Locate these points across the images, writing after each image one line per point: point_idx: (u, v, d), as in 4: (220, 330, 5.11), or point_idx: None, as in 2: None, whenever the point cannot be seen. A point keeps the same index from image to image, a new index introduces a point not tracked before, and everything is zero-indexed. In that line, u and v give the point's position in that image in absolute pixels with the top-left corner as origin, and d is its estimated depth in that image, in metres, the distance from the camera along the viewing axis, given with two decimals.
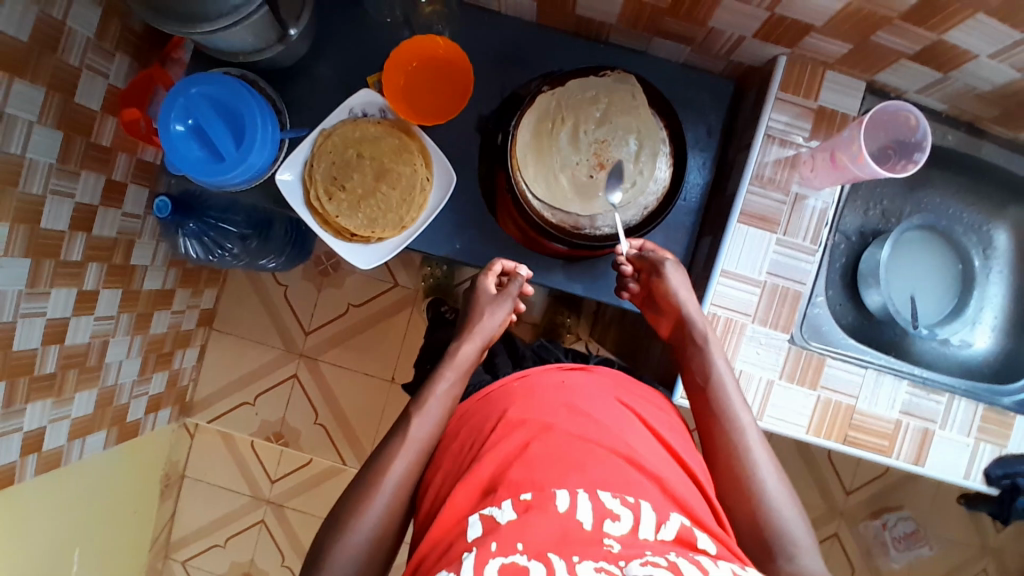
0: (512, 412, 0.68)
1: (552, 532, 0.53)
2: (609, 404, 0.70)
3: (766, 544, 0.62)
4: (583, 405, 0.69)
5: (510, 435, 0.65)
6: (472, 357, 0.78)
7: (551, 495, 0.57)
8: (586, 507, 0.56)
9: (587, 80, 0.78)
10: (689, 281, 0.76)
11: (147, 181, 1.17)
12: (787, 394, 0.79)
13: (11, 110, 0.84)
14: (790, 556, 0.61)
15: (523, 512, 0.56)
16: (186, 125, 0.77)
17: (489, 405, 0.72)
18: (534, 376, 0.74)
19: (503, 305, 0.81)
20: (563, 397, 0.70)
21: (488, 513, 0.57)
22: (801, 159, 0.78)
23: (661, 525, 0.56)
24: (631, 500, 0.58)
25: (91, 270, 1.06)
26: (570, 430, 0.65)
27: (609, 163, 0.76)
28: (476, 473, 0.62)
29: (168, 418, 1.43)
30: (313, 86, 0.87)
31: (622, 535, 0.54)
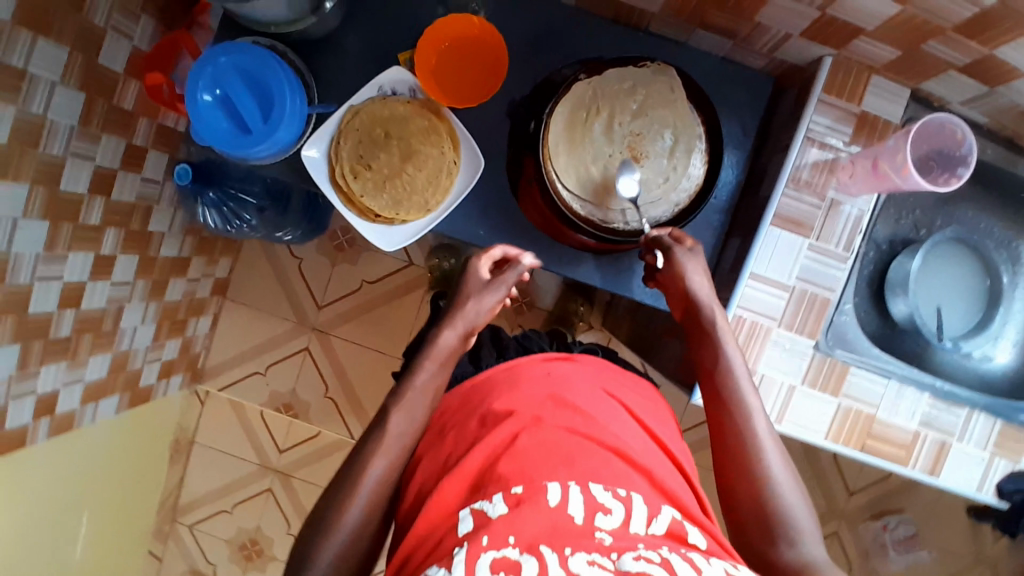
0: (498, 405, 0.68)
1: (544, 524, 0.54)
2: (600, 399, 0.71)
3: (770, 529, 0.62)
4: (569, 397, 0.69)
5: (500, 425, 0.66)
6: (451, 345, 0.76)
7: (542, 488, 0.58)
8: (577, 500, 0.57)
9: (626, 70, 0.76)
10: (705, 266, 0.73)
11: (168, 148, 1.16)
12: (807, 400, 0.78)
13: (34, 70, 0.83)
14: (793, 542, 0.61)
15: (514, 505, 0.56)
16: (214, 96, 0.75)
17: (475, 398, 0.72)
18: (520, 367, 0.74)
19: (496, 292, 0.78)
20: (552, 388, 0.71)
21: (479, 507, 0.59)
22: (839, 164, 0.76)
23: (653, 519, 0.58)
24: (623, 493, 0.59)
25: (108, 234, 1.06)
26: (560, 423, 0.65)
27: (642, 157, 0.75)
28: (467, 464, 0.63)
29: (179, 385, 1.44)
30: (341, 61, 0.83)
31: (613, 528, 0.56)
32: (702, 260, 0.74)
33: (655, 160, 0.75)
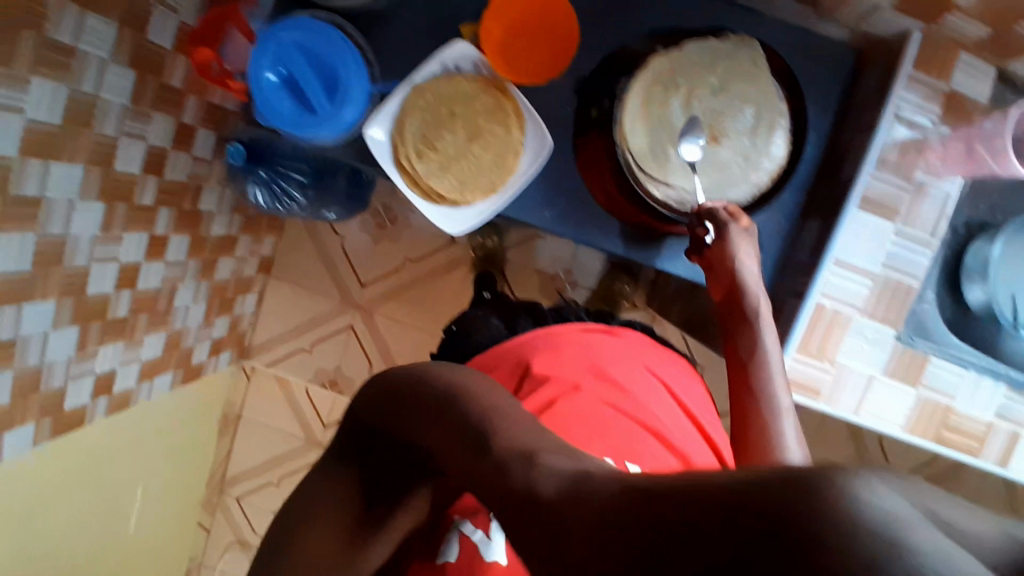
0: (540, 367, 0.78)
1: None
2: (637, 378, 0.81)
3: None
4: (608, 368, 0.80)
5: (541, 387, 0.75)
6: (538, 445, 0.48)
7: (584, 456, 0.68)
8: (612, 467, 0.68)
9: (704, 44, 0.72)
10: (754, 250, 0.69)
11: (216, 126, 1.15)
12: (885, 390, 0.76)
13: (84, 47, 0.82)
14: None
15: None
16: (278, 75, 0.73)
17: (512, 355, 0.80)
18: (558, 335, 0.83)
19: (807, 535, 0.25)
20: (591, 362, 0.80)
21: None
22: (928, 145, 0.72)
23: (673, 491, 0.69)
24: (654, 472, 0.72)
25: (161, 214, 1.07)
26: (598, 395, 0.76)
27: (720, 137, 0.72)
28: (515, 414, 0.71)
29: (227, 360, 1.46)
30: (400, 34, 0.80)
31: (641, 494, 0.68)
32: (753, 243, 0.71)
33: (734, 140, 0.72)
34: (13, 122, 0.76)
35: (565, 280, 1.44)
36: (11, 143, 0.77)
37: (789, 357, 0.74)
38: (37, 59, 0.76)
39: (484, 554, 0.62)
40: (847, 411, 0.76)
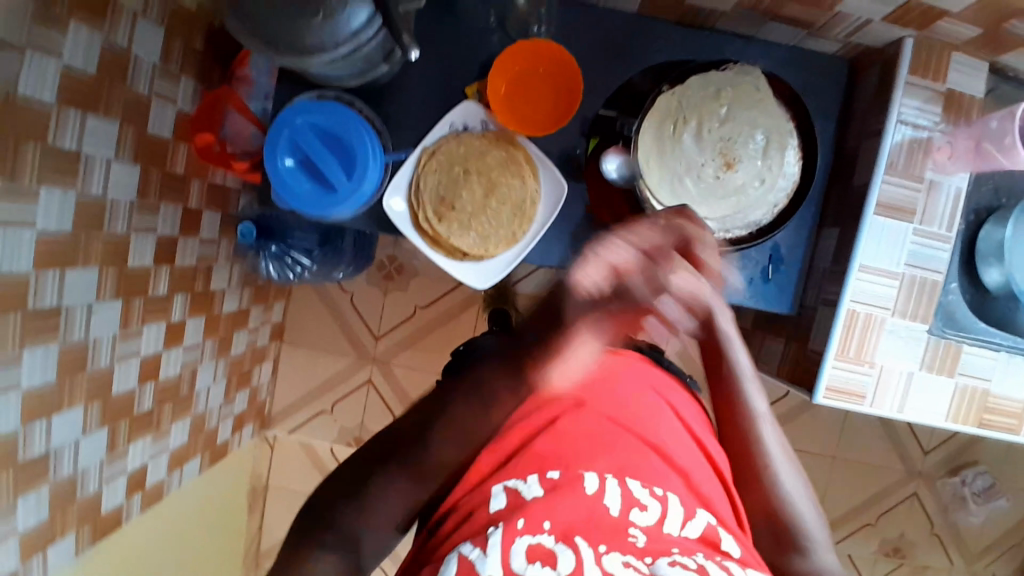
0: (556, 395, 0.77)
1: (582, 513, 0.65)
2: (646, 399, 0.80)
3: (787, 537, 0.74)
4: (620, 391, 0.79)
5: (545, 411, 0.75)
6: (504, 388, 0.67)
7: (579, 477, 0.68)
8: (614, 493, 0.68)
9: (708, 76, 0.74)
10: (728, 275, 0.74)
11: (220, 206, 1.14)
12: (925, 383, 0.78)
13: (88, 150, 0.82)
14: (804, 552, 0.73)
15: (551, 490, 0.66)
16: (295, 159, 0.74)
17: (523, 375, 0.82)
18: (575, 356, 0.82)
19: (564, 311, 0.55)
20: (601, 384, 0.79)
21: (513, 487, 0.67)
22: (934, 145, 0.75)
23: (687, 523, 0.67)
24: (659, 493, 0.69)
25: (177, 300, 1.07)
26: (603, 413, 0.76)
27: (734, 163, 0.73)
28: (506, 442, 0.73)
29: (251, 434, 1.45)
30: (406, 100, 0.82)
31: (647, 526, 0.65)
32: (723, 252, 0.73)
33: (747, 163, 0.74)
34: (25, 236, 0.76)
35: None
36: (27, 259, 0.76)
37: (830, 365, 0.76)
38: (42, 168, 0.76)
39: (479, 569, 0.58)
40: (892, 410, 0.77)
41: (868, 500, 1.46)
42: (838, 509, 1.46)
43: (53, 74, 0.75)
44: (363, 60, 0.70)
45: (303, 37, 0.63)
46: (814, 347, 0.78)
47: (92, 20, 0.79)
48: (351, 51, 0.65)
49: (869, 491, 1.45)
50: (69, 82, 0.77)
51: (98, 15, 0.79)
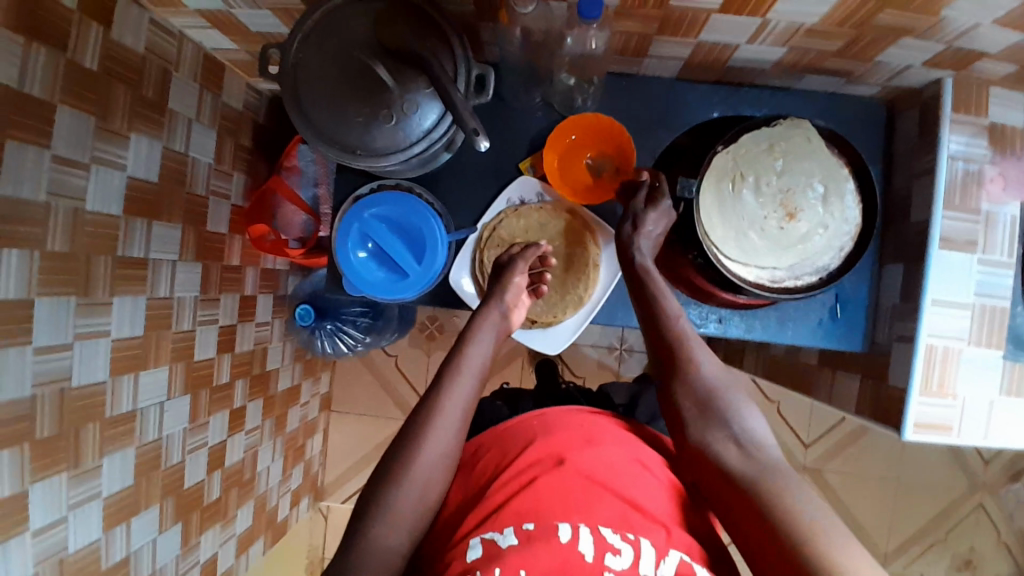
0: (531, 451, 0.71)
1: (554, 563, 0.59)
2: (624, 447, 0.72)
3: (712, 415, 0.71)
4: (598, 436, 0.73)
5: (521, 467, 0.69)
6: (486, 354, 0.73)
7: (554, 527, 0.62)
8: (588, 539, 0.61)
9: (759, 132, 0.76)
10: (663, 227, 0.77)
11: (272, 288, 1.16)
12: (1011, 410, 0.77)
13: (155, 254, 0.84)
14: (744, 442, 0.69)
15: (526, 540, 0.60)
16: (367, 250, 0.77)
17: (505, 440, 0.75)
18: (551, 415, 0.77)
19: (513, 267, 0.78)
20: (581, 440, 0.72)
21: (490, 537, 0.62)
22: (986, 176, 0.76)
23: (661, 561, 0.61)
24: (631, 536, 0.62)
25: (237, 387, 1.08)
26: (581, 466, 0.68)
27: (796, 213, 0.75)
28: (490, 500, 0.66)
29: (307, 507, 1.43)
30: (464, 180, 0.85)
31: (622, 568, 0.59)
32: (666, 218, 0.77)
33: (809, 212, 0.76)
34: (101, 346, 0.77)
35: (622, 348, 1.45)
36: (102, 369, 0.77)
37: (915, 401, 0.76)
38: (113, 278, 0.77)
39: None
40: (978, 439, 0.77)
41: (934, 518, 1.44)
42: (905, 530, 1.45)
43: (117, 187, 0.77)
44: (431, 155, 0.72)
45: (378, 141, 0.67)
46: (894, 384, 0.79)
47: (151, 132, 0.81)
48: (424, 149, 0.68)
49: (934, 508, 1.44)
50: (132, 193, 0.79)
51: (157, 126, 0.82)
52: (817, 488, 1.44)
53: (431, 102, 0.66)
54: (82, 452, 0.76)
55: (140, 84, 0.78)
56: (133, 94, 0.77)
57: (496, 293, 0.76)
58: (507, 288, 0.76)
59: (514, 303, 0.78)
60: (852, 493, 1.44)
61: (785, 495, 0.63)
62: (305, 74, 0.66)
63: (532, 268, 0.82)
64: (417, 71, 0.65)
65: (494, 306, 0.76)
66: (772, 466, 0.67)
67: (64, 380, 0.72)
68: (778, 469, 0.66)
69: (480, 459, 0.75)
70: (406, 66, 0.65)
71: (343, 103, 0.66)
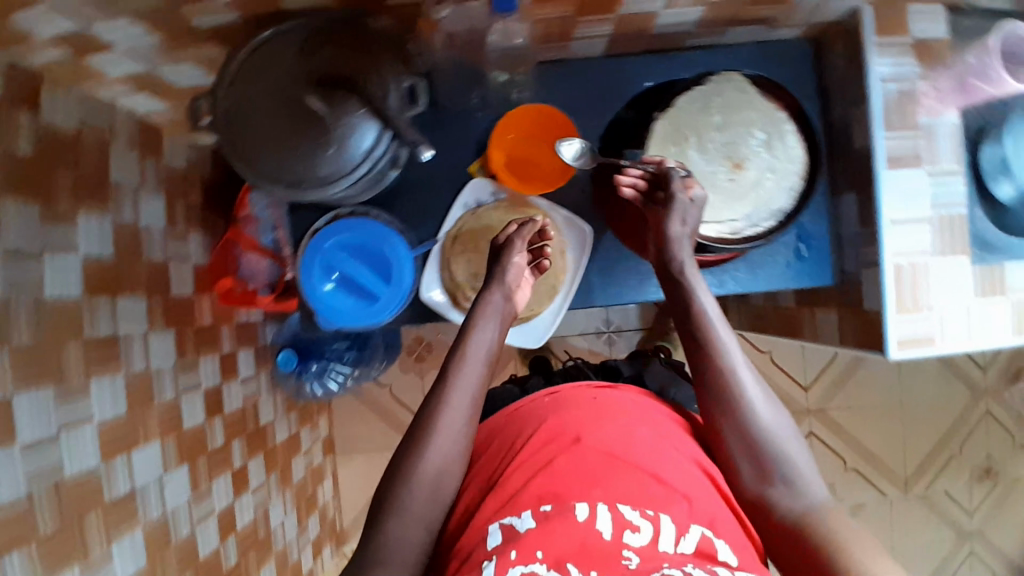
0: (544, 427, 0.72)
1: (572, 544, 0.60)
2: (647, 423, 0.73)
3: (771, 471, 0.68)
4: (614, 411, 0.74)
5: (538, 449, 0.70)
6: (492, 339, 0.72)
7: (571, 506, 0.63)
8: (606, 517, 0.62)
9: (690, 95, 0.77)
10: (695, 214, 0.74)
11: (252, 341, 1.15)
12: (984, 309, 0.78)
13: (124, 330, 0.83)
14: (790, 483, 0.67)
15: (542, 521, 0.62)
16: (334, 280, 0.77)
17: (519, 420, 0.76)
18: (564, 392, 0.78)
19: (510, 252, 0.76)
20: (593, 416, 0.73)
21: (508, 522, 0.63)
22: (920, 92, 0.77)
23: (681, 537, 0.62)
24: (651, 512, 0.63)
25: (234, 447, 1.05)
26: (598, 445, 0.69)
27: (743, 163, 0.77)
28: (507, 481, 0.68)
29: (330, 555, 1.41)
30: (419, 196, 0.86)
31: (640, 546, 0.60)
32: (702, 203, 0.73)
33: (756, 160, 0.77)
34: (88, 431, 0.75)
35: (611, 331, 1.46)
36: (93, 454, 0.76)
37: (893, 319, 0.77)
38: (87, 363, 0.76)
39: None
40: (963, 344, 0.78)
41: (946, 434, 1.47)
42: (920, 451, 1.47)
43: (75, 269, 0.75)
44: (378, 175, 0.72)
45: (323, 170, 0.66)
46: (870, 308, 0.80)
47: (99, 209, 0.80)
48: (368, 170, 0.67)
49: (944, 424, 1.47)
50: (91, 272, 0.78)
51: (102, 202, 0.81)
52: (827, 428, 1.45)
53: (368, 122, 0.66)
54: (90, 542, 0.74)
55: (78, 163, 0.77)
56: (73, 174, 0.76)
57: (496, 277, 0.76)
58: (507, 269, 0.75)
59: (517, 282, 0.77)
60: (860, 426, 1.46)
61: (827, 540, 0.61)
62: (237, 119, 0.66)
63: (533, 243, 0.81)
64: (347, 93, 0.65)
65: (498, 289, 0.75)
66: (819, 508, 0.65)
67: (57, 472, 0.71)
68: (826, 509, 0.65)
69: (497, 438, 0.77)
70: (337, 91, 0.65)
71: (280, 140, 0.66)
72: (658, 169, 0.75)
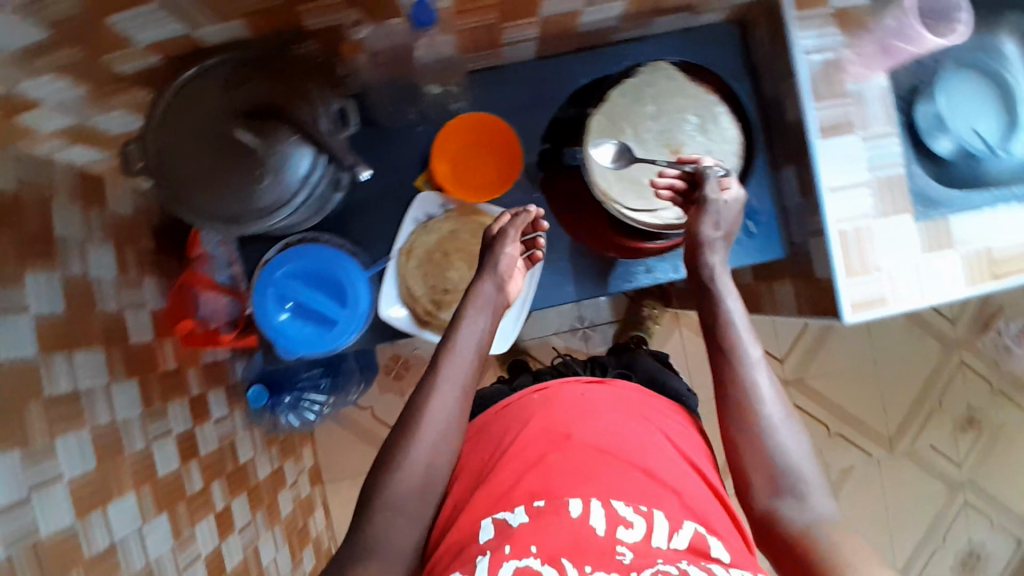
0: (536, 426, 0.73)
1: (566, 539, 0.60)
2: (635, 414, 0.75)
3: (779, 482, 0.66)
4: (603, 408, 0.74)
5: (529, 445, 0.71)
6: (484, 329, 0.72)
7: (565, 502, 0.64)
8: (599, 513, 0.63)
9: (624, 86, 0.79)
10: (733, 211, 0.73)
11: (221, 380, 1.14)
12: (932, 265, 0.80)
13: (85, 384, 0.81)
14: (801, 498, 0.65)
15: (535, 516, 0.63)
16: (288, 309, 0.77)
17: (510, 415, 0.76)
18: (556, 391, 0.76)
19: (501, 242, 0.74)
20: (579, 412, 0.73)
21: (501, 517, 0.64)
22: (844, 61, 0.79)
23: (673, 533, 0.63)
24: (644, 508, 0.64)
25: (214, 488, 1.03)
26: (587, 441, 0.70)
27: (680, 149, 0.78)
28: (496, 479, 0.68)
29: None
30: (368, 218, 0.86)
31: (634, 541, 0.61)
32: (737, 203, 0.73)
33: (692, 144, 0.78)
34: (59, 490, 0.74)
35: (585, 327, 1.46)
36: (69, 512, 0.74)
37: (844, 285, 0.79)
38: (50, 422, 0.75)
39: None
40: (918, 301, 0.80)
41: (923, 389, 1.49)
42: (900, 408, 1.49)
43: (27, 329, 0.74)
44: (321, 199, 0.72)
45: (262, 201, 0.66)
46: (821, 277, 0.82)
47: (46, 266, 0.79)
48: (307, 197, 0.67)
49: (921, 380, 1.49)
50: (44, 330, 0.76)
51: (50, 259, 0.80)
52: (806, 397, 1.47)
53: (301, 148, 0.66)
54: None
55: (19, 221, 0.76)
56: (14, 233, 0.75)
57: (488, 265, 0.74)
58: (499, 259, 0.73)
59: (510, 272, 0.75)
60: (840, 391, 1.48)
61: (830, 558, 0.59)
62: (170, 160, 0.66)
63: (525, 232, 0.80)
64: (278, 123, 0.66)
65: (489, 277, 0.73)
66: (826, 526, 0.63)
67: (29, 537, 0.69)
68: (831, 527, 0.63)
69: (485, 434, 0.77)
70: (267, 121, 0.65)
71: (216, 176, 0.66)
72: (695, 170, 0.74)
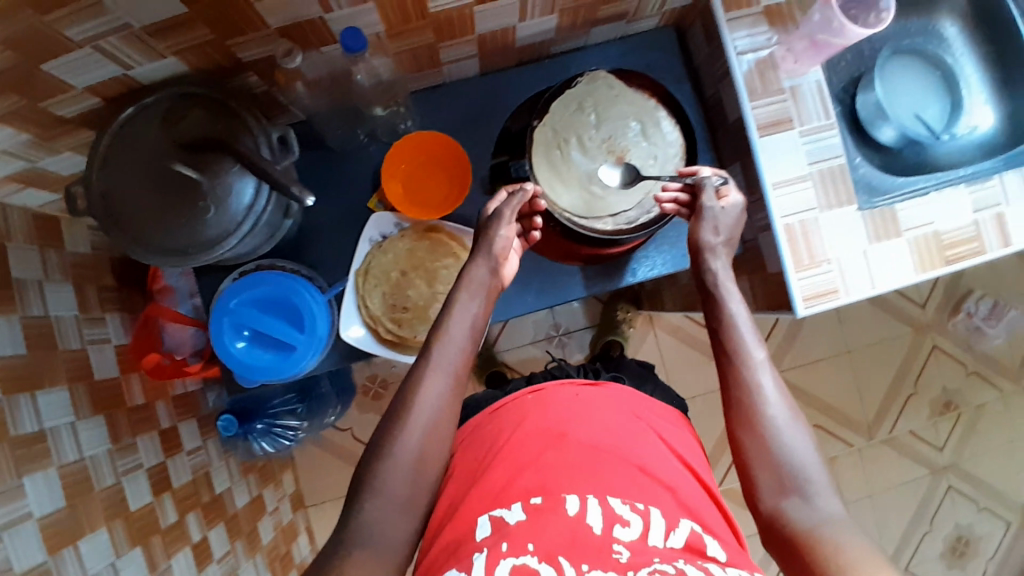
0: (531, 426, 0.73)
1: (562, 536, 0.60)
2: (627, 413, 0.75)
3: (784, 479, 0.64)
4: (599, 409, 0.75)
5: (523, 442, 0.71)
6: (473, 313, 0.71)
7: (563, 499, 0.64)
8: (597, 512, 0.63)
9: (566, 95, 0.80)
10: (734, 214, 0.73)
11: (192, 411, 1.14)
12: (881, 252, 0.81)
13: (50, 423, 0.81)
14: (806, 497, 0.63)
15: (533, 514, 0.63)
16: (245, 337, 0.77)
17: (505, 416, 0.76)
18: (549, 392, 0.77)
19: (493, 227, 0.73)
20: (578, 412, 0.74)
21: (497, 514, 0.64)
22: (778, 57, 0.81)
23: (670, 532, 0.63)
24: (641, 506, 0.64)
25: (190, 520, 1.02)
26: (582, 440, 0.70)
27: (624, 155, 0.80)
28: (489, 477, 0.68)
29: None
30: (324, 241, 0.87)
31: (631, 540, 0.61)
32: (736, 211, 0.74)
33: (636, 149, 0.80)
34: (27, 528, 0.73)
35: (561, 334, 1.47)
36: (39, 550, 0.74)
37: (795, 279, 0.80)
38: (17, 460, 0.74)
39: None
40: (866, 290, 0.81)
41: (897, 375, 1.51)
42: (877, 395, 1.51)
43: None
44: (269, 227, 0.73)
45: (210, 232, 0.67)
46: (774, 271, 0.83)
47: (4, 306, 0.79)
48: (254, 225, 0.68)
49: (895, 365, 1.51)
50: (6, 371, 0.76)
51: (8, 299, 0.80)
52: None
53: (244, 177, 0.67)
54: None
55: None
56: None
57: (481, 249, 0.74)
58: (492, 241, 0.73)
59: (504, 252, 0.74)
60: (815, 382, 1.50)
61: (834, 556, 0.57)
62: (115, 201, 0.66)
63: (523, 212, 0.77)
64: (219, 154, 0.66)
65: (483, 260, 0.73)
66: (831, 523, 0.61)
67: None
68: (836, 526, 0.61)
69: (475, 435, 0.76)
70: (206, 155, 0.66)
71: (162, 212, 0.66)
72: (694, 181, 0.75)
